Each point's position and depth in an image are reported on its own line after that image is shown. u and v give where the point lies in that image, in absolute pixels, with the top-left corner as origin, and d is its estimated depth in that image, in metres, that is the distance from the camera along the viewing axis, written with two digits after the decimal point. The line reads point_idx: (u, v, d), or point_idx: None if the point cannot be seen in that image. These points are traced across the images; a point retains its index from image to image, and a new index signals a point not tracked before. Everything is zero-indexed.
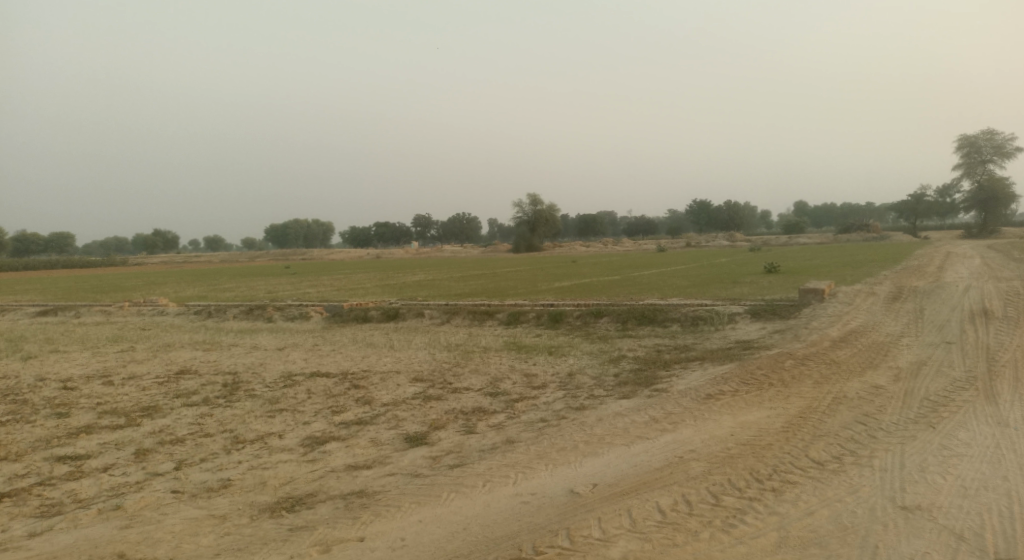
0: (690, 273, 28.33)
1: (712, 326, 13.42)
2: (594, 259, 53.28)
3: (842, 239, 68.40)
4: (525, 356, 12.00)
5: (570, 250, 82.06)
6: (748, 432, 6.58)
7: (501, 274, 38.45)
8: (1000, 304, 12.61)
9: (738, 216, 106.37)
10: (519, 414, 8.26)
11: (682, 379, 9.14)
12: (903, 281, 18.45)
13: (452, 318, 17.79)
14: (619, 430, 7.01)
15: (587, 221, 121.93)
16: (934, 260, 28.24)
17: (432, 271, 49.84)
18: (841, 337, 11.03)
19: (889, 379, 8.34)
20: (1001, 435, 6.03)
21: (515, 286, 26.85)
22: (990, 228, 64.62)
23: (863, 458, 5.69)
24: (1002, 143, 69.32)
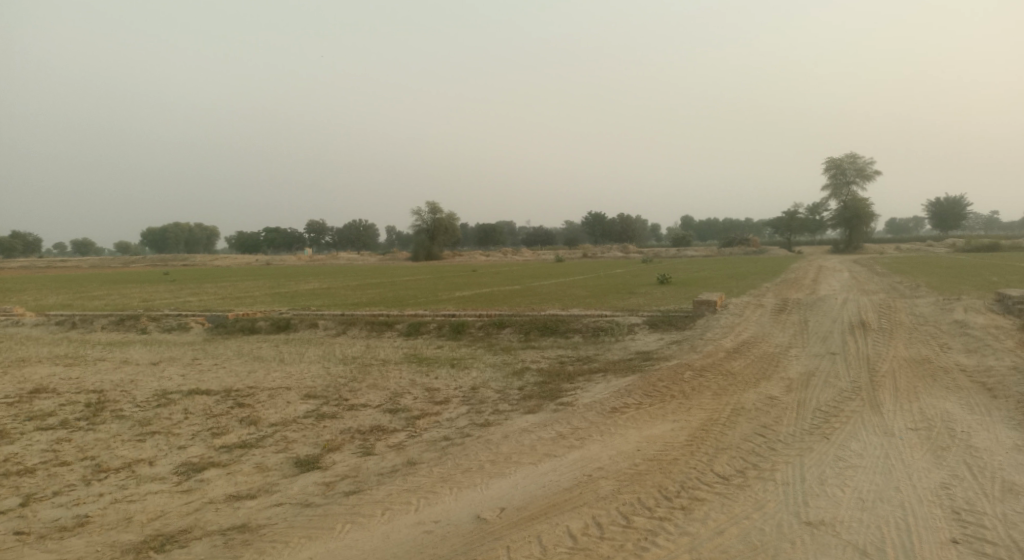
0: (591, 283, 29.02)
1: (613, 337, 13.70)
2: (496, 268, 53.50)
3: (725, 252, 73.51)
4: (426, 369, 11.57)
5: (471, 259, 82.09)
6: (654, 447, 6.64)
7: (400, 283, 37.43)
8: (874, 317, 13.85)
9: (631, 229, 111.55)
10: (420, 432, 7.86)
11: (587, 392, 9.16)
12: (784, 293, 19.94)
13: (348, 329, 16.94)
14: (526, 448, 6.83)
15: (487, 230, 122.64)
16: (809, 273, 30.92)
17: (327, 278, 47.67)
18: (734, 348, 11.62)
19: (782, 390, 8.82)
20: (889, 445, 6.48)
21: (415, 296, 26.17)
22: (855, 243, 72.02)
23: (765, 472, 5.88)
24: (863, 166, 77.71)
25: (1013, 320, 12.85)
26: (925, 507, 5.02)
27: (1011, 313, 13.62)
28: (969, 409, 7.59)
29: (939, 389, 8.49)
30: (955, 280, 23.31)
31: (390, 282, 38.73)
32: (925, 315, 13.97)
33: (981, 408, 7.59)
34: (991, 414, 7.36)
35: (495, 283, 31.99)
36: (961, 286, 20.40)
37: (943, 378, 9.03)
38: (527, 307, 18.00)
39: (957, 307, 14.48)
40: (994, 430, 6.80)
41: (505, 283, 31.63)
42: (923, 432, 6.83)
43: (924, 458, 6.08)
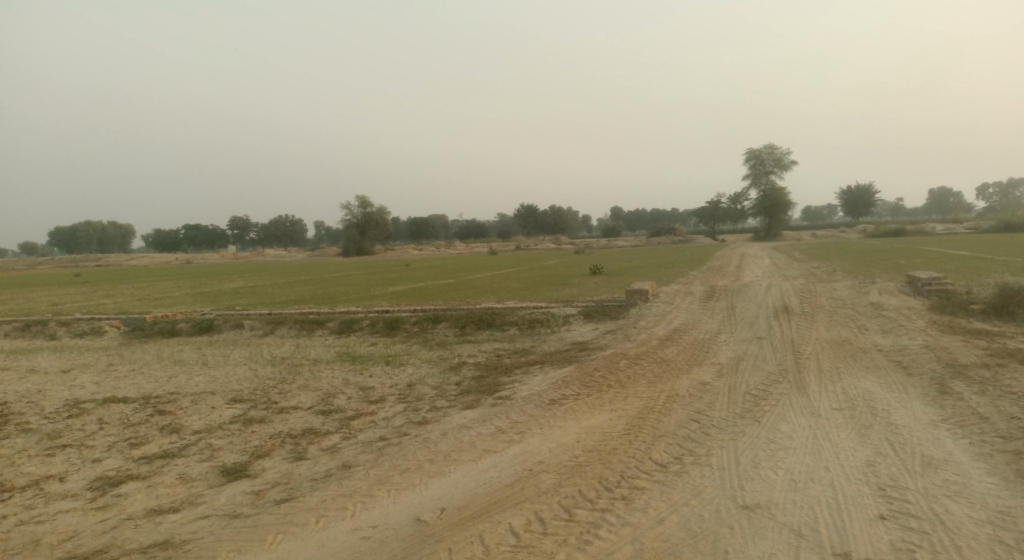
0: (526, 275, 29.10)
1: (549, 329, 13.77)
2: (430, 262, 52.86)
3: (655, 242, 75.78)
4: (360, 367, 11.21)
5: (403, 253, 80.68)
6: (594, 438, 6.69)
7: (330, 279, 36.23)
8: (796, 301, 14.58)
9: (563, 220, 113.07)
10: (355, 433, 7.59)
11: (525, 385, 9.14)
12: (711, 281, 20.66)
13: (275, 329, 16.21)
14: (465, 445, 6.71)
15: (420, 224, 121.00)
16: (734, 260, 32.31)
17: (252, 276, 45.56)
18: (667, 336, 11.92)
19: (713, 376, 9.12)
20: (816, 426, 6.80)
21: (347, 292, 25.40)
22: (774, 231, 75.86)
23: (702, 458, 6.03)
24: (781, 157, 81.83)
25: (920, 302, 13.85)
26: (852, 485, 5.28)
27: (918, 295, 14.66)
28: (888, 387, 8.08)
29: (859, 369, 9.00)
30: (866, 264, 24.94)
31: (320, 279, 37.46)
32: (842, 299, 14.83)
33: (898, 386, 8.09)
34: (907, 391, 7.86)
35: (429, 278, 31.55)
36: (871, 270, 21.81)
37: (862, 359, 9.59)
38: (463, 301, 17.81)
39: (870, 290, 15.45)
40: (910, 407, 7.26)
41: (439, 277, 31.24)
42: (847, 412, 7.21)
43: (850, 437, 6.41)
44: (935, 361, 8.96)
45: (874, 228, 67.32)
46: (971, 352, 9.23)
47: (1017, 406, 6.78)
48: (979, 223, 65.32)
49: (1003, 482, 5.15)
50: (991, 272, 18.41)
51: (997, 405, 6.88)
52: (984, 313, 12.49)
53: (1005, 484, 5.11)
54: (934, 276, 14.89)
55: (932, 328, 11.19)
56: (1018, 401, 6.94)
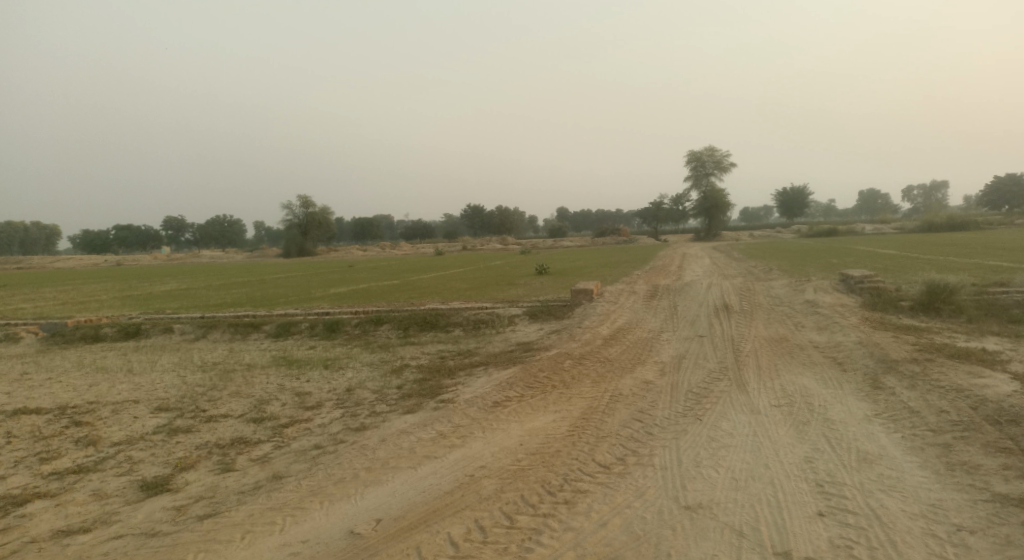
0: (471, 276, 28.87)
1: (494, 330, 13.64)
2: (374, 263, 51.80)
3: (600, 242, 76.82)
4: (297, 372, 10.75)
5: (347, 254, 78.84)
6: (536, 440, 6.58)
7: (268, 281, 34.89)
8: (736, 300, 14.96)
9: (510, 221, 113.33)
10: (288, 442, 7.22)
11: (468, 387, 8.97)
12: (654, 280, 21.01)
13: (207, 333, 15.40)
14: (404, 451, 6.48)
15: (365, 224, 118.67)
16: (676, 260, 33.10)
17: (186, 278, 43.45)
18: (611, 335, 11.98)
19: (656, 374, 9.20)
20: (757, 423, 6.92)
21: (286, 294, 24.51)
22: (714, 232, 78.30)
23: (644, 458, 6.02)
24: (720, 160, 84.57)
25: (853, 299, 14.46)
26: (792, 482, 5.37)
27: (851, 293, 15.30)
28: (824, 383, 8.34)
29: (796, 366, 9.26)
30: (800, 263, 25.94)
31: (257, 281, 36.03)
32: (780, 297, 15.33)
33: (834, 382, 8.36)
34: (842, 387, 8.12)
35: (373, 279, 30.84)
36: (806, 269, 22.71)
37: (800, 356, 9.88)
38: (407, 302, 17.44)
39: (806, 289, 16.02)
40: (845, 402, 7.50)
41: (383, 278, 30.60)
42: (786, 408, 7.39)
43: (789, 434, 6.54)
44: (867, 357, 9.32)
45: (807, 230, 70.51)
46: (901, 348, 9.65)
47: (945, 400, 7.09)
48: (900, 224, 69.52)
49: (934, 475, 5.34)
50: (916, 270, 19.47)
51: (926, 399, 7.19)
52: (911, 310, 13.14)
53: (936, 477, 5.30)
54: (865, 274, 15.58)
55: (865, 324, 11.67)
56: (946, 394, 7.27)
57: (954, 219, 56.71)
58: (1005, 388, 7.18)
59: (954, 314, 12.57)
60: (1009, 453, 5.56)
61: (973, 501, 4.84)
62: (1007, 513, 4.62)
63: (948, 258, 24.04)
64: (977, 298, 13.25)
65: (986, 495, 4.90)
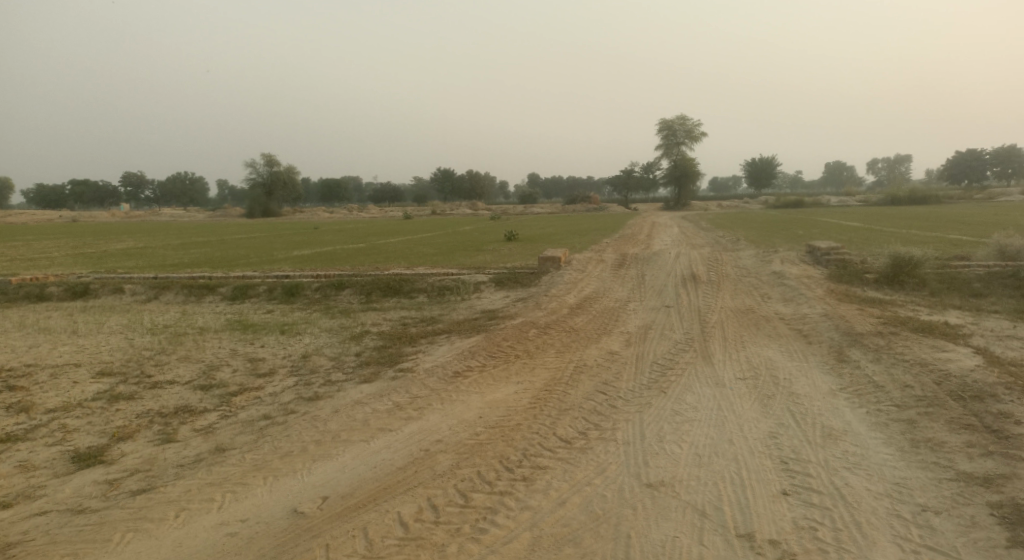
0: (439, 240, 28.43)
1: (459, 296, 13.39)
2: (340, 225, 50.67)
3: (570, 209, 76.62)
4: (251, 337, 10.35)
5: (312, 215, 76.94)
6: (498, 413, 6.42)
7: (230, 241, 33.72)
8: (704, 270, 14.98)
9: (480, 185, 112.04)
10: (235, 412, 6.92)
11: (429, 356, 8.75)
12: (622, 249, 20.96)
13: (160, 294, 14.76)
14: (358, 424, 6.24)
15: (331, 185, 115.91)
16: (645, 228, 33.14)
17: (143, 236, 41.83)
18: (577, 304, 11.85)
19: (622, 345, 9.12)
20: (722, 397, 6.88)
21: (247, 255, 23.71)
22: (683, 201, 78.87)
23: (606, 432, 5.92)
24: (691, 128, 84.55)
25: (820, 271, 14.60)
26: (757, 459, 5.33)
27: (818, 265, 15.46)
28: (789, 356, 8.36)
29: (762, 338, 9.29)
30: (767, 234, 26.23)
31: (218, 240, 34.85)
32: (747, 267, 15.40)
33: (799, 355, 8.39)
34: (808, 360, 8.16)
35: (339, 241, 30.10)
36: (772, 240, 22.93)
37: (765, 327, 9.92)
38: (371, 267, 17.00)
39: (774, 260, 16.12)
40: (810, 376, 7.52)
41: (349, 241, 29.88)
42: (751, 382, 7.37)
43: (754, 408, 6.52)
44: (833, 329, 9.39)
45: (774, 200, 71.45)
46: (866, 321, 9.74)
47: (909, 374, 7.16)
48: (863, 197, 71.20)
49: (898, 453, 5.36)
50: (880, 243, 19.80)
51: (891, 373, 7.24)
52: (875, 283, 13.32)
53: (901, 455, 5.32)
54: (833, 246, 15.74)
55: (830, 296, 11.77)
56: (910, 368, 7.34)
57: (915, 192, 58.16)
58: (968, 362, 7.27)
59: (917, 287, 12.79)
60: (972, 429, 5.61)
61: (938, 481, 4.85)
62: (971, 493, 4.64)
63: (910, 231, 24.53)
64: (940, 272, 13.49)
65: (950, 474, 4.93)
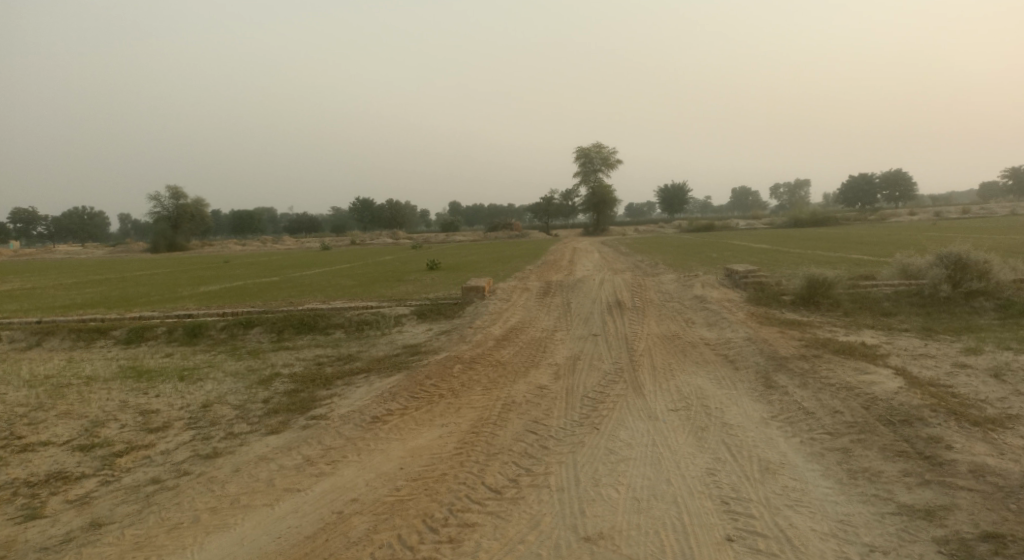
0: (359, 272, 27.48)
1: (379, 331, 12.79)
2: (251, 258, 48.21)
3: (493, 237, 76.96)
4: (145, 385, 9.34)
5: (222, 248, 73.00)
6: (421, 462, 6.00)
7: (128, 278, 31.14)
8: (628, 296, 15.16)
9: (402, 214, 110.76)
10: (118, 476, 6.11)
11: (346, 399, 8.16)
12: (547, 276, 20.99)
13: (43, 340, 13.22)
14: (260, 486, 5.65)
15: (243, 216, 110.81)
16: (567, 255, 33.59)
17: (27, 276, 38.04)
18: (503, 336, 11.58)
19: (551, 378, 8.90)
20: (655, 431, 6.76)
21: (146, 293, 21.92)
22: (603, 227, 81.24)
23: (538, 478, 5.63)
24: (607, 157, 87.65)
25: (739, 294, 15.14)
26: (697, 501, 5.19)
27: (737, 288, 16.04)
28: (718, 383, 8.44)
29: (690, 365, 9.35)
30: (686, 258, 27.22)
31: (116, 278, 32.20)
32: (670, 293, 15.73)
33: (728, 382, 8.48)
34: (736, 387, 8.25)
35: (252, 275, 28.49)
36: (690, 264, 23.77)
37: (693, 353, 10.04)
38: (286, 302, 16.04)
39: (696, 284, 16.58)
40: (741, 404, 7.58)
41: (263, 274, 28.40)
42: (683, 413, 7.33)
43: (688, 442, 6.44)
44: (758, 354, 9.61)
45: (687, 225, 74.98)
46: (789, 344, 10.05)
47: (837, 399, 7.34)
48: (768, 221, 76.11)
49: (837, 486, 5.38)
50: (790, 265, 20.92)
51: (819, 399, 7.41)
52: (793, 305, 13.94)
53: (840, 488, 5.35)
54: (749, 270, 16.43)
55: (751, 320, 12.15)
56: (837, 392, 7.55)
57: (815, 216, 62.80)
58: (891, 385, 7.57)
59: (831, 308, 13.46)
60: (906, 457, 5.74)
61: (880, 515, 4.87)
62: (916, 528, 4.67)
63: (815, 251, 26.28)
64: (851, 293, 14.31)
65: (891, 507, 4.97)
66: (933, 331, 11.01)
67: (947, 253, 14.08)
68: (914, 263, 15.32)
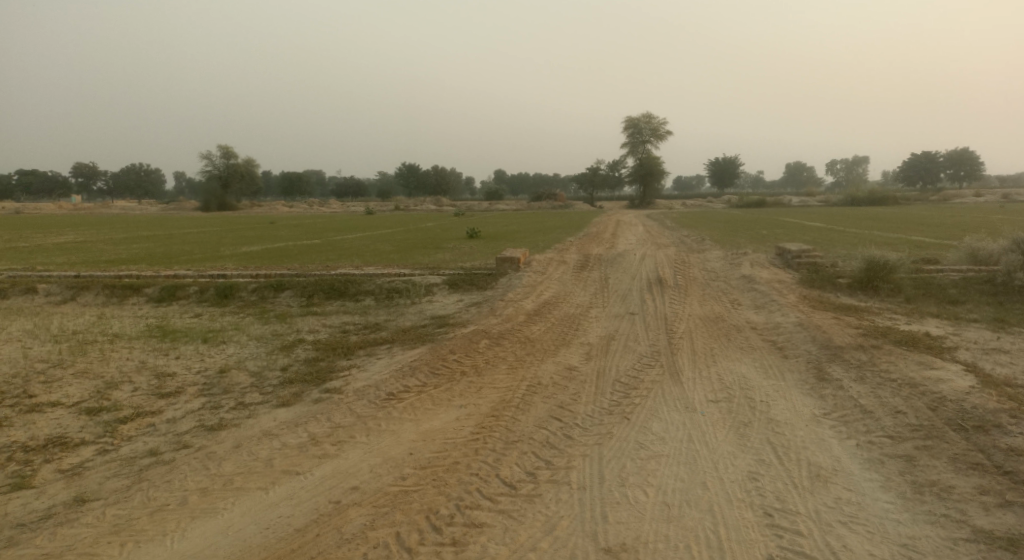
0: (398, 238, 27.43)
1: (408, 299, 12.61)
2: (296, 220, 49.04)
3: (535, 207, 76.32)
4: (167, 346, 9.42)
5: (270, 209, 74.54)
6: (431, 449, 5.78)
7: (178, 236, 32.04)
8: (670, 273, 14.51)
9: (445, 182, 110.74)
10: (116, 446, 6.17)
11: (365, 372, 8.00)
12: (586, 248, 20.44)
13: (78, 295, 13.52)
14: (258, 466, 5.56)
15: (291, 179, 112.92)
16: (610, 228, 32.77)
17: (86, 230, 39.69)
18: (535, 310, 11.22)
19: (581, 359, 8.51)
20: (691, 424, 6.34)
21: (190, 251, 22.42)
22: (648, 200, 79.33)
23: (557, 474, 5.32)
24: (656, 127, 85.02)
25: (791, 275, 14.32)
26: (736, 510, 4.76)
27: (788, 268, 15.21)
28: (764, 373, 7.88)
29: (733, 351, 8.81)
30: (734, 234, 26.14)
31: (165, 235, 33.11)
32: (715, 271, 15.01)
33: (774, 371, 7.93)
34: (784, 378, 7.69)
35: (293, 237, 28.81)
36: (737, 240, 22.78)
37: (737, 338, 9.46)
38: (320, 266, 16.04)
39: (745, 262, 15.77)
40: (789, 397, 7.04)
41: (304, 237, 28.71)
42: (723, 405, 6.86)
43: (728, 439, 5.99)
44: (809, 341, 8.96)
45: (736, 199, 72.43)
46: (845, 331, 9.34)
47: (900, 397, 6.73)
48: (823, 198, 72.98)
49: (900, 502, 4.86)
50: (846, 244, 19.79)
51: (879, 396, 6.81)
52: (849, 288, 13.06)
53: (903, 504, 4.83)
54: (803, 249, 15.53)
55: (803, 303, 11.41)
56: (900, 390, 6.92)
57: (874, 194, 59.73)
58: (962, 383, 6.89)
59: (892, 293, 12.57)
60: (983, 471, 5.16)
61: (953, 542, 4.35)
62: None
63: (874, 232, 24.82)
64: (916, 278, 13.32)
65: (966, 533, 4.43)
66: (1008, 323, 10.10)
67: None
68: (988, 247, 14.17)
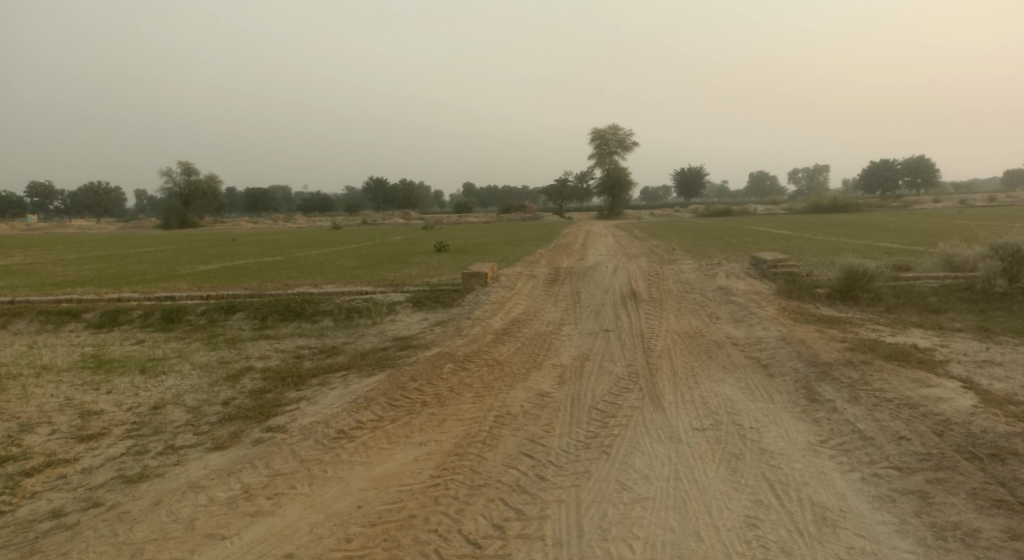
0: (365, 253, 26.79)
1: (370, 319, 12.04)
2: (257, 236, 47.51)
3: (505, 219, 76.18)
4: (98, 378, 8.70)
5: (233, 226, 72.61)
6: (385, 500, 5.26)
7: (134, 255, 30.73)
8: (644, 286, 14.24)
9: (414, 195, 109.81)
10: (15, 506, 5.50)
11: (318, 404, 7.44)
12: (558, 261, 20.11)
13: (8, 322, 12.58)
14: (176, 530, 4.95)
15: (256, 194, 110.57)
16: (579, 239, 32.57)
17: (34, 249, 37.86)
18: (503, 329, 10.76)
19: (554, 384, 8.08)
20: (678, 459, 5.96)
21: (143, 272, 21.39)
22: (617, 210, 79.83)
23: (528, 527, 4.85)
24: (624, 139, 85.90)
25: (768, 286, 14.17)
26: None
27: (765, 278, 15.08)
28: (749, 395, 7.57)
29: (715, 371, 8.49)
30: (704, 243, 26.20)
31: (121, 254, 31.75)
32: (691, 282, 14.80)
33: (761, 393, 7.62)
34: (772, 400, 7.39)
35: (255, 254, 27.87)
36: (709, 250, 22.75)
37: (717, 355, 9.16)
38: (279, 284, 15.33)
39: (720, 273, 15.60)
40: (780, 423, 6.73)
41: (266, 254, 27.78)
42: (710, 434, 6.50)
43: (719, 477, 5.61)
44: (795, 358, 8.71)
45: (703, 209, 73.39)
46: (830, 346, 9.12)
47: (901, 420, 6.47)
48: (786, 206, 74.58)
49: (920, 550, 4.52)
50: (818, 253, 19.92)
51: (877, 420, 6.54)
52: (828, 299, 12.95)
53: (925, 553, 4.48)
54: (778, 258, 15.43)
55: (783, 316, 11.21)
56: (899, 411, 6.67)
57: (837, 201, 61.21)
58: (964, 403, 6.68)
59: (873, 302, 12.49)
60: (1006, 510, 4.86)
61: None
62: None
63: (843, 239, 25.17)
64: (894, 287, 13.29)
65: None
66: (994, 332, 10.04)
67: (1003, 243, 13.08)
68: (963, 253, 14.34)
